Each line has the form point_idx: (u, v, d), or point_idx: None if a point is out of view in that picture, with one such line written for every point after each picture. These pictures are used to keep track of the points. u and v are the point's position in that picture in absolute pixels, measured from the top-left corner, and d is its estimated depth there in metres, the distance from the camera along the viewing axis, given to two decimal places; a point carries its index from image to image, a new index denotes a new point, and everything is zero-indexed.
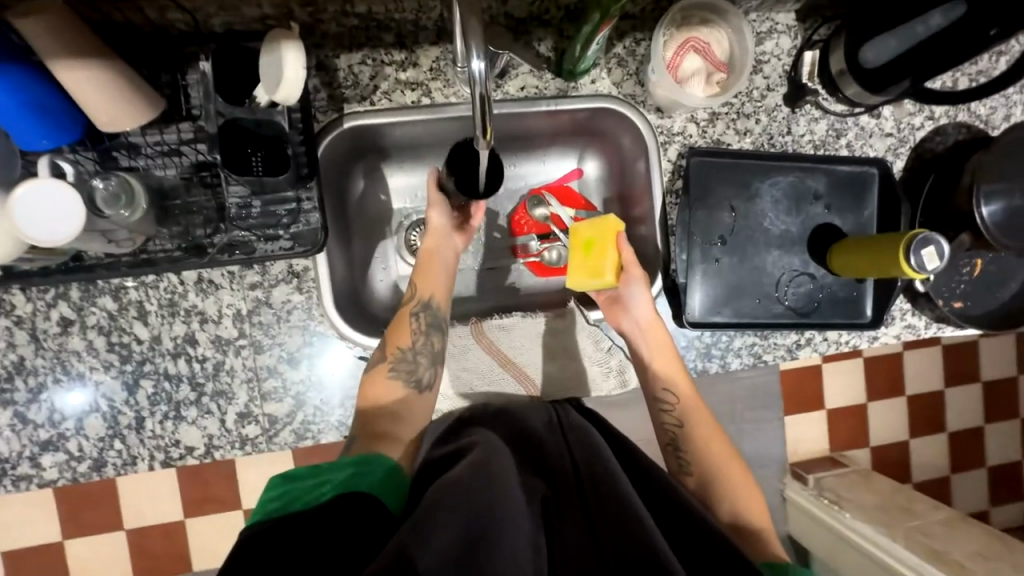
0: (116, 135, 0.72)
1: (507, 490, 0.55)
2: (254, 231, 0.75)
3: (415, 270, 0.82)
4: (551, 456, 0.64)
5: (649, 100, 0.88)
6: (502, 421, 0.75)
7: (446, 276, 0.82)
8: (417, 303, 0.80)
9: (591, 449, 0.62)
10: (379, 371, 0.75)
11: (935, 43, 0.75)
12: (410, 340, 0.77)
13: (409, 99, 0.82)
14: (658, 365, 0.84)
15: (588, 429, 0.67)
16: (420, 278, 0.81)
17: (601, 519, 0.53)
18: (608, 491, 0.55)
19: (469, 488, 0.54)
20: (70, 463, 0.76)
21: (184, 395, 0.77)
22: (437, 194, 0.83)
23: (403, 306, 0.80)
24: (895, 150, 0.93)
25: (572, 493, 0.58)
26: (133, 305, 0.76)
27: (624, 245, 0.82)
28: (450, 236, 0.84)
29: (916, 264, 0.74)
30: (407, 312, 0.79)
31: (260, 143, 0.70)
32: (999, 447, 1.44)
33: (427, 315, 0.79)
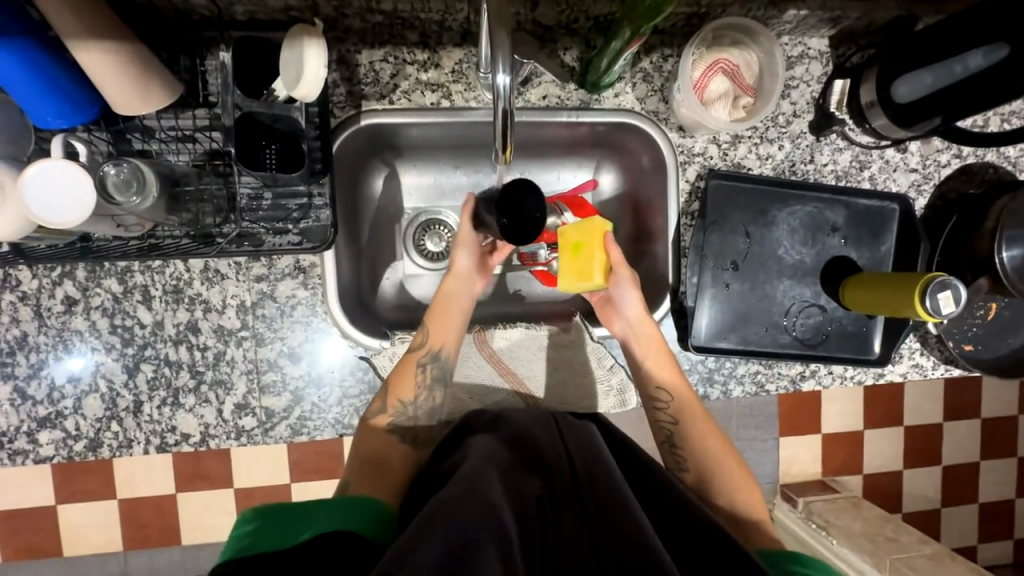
0: (131, 117, 0.71)
1: (501, 497, 0.56)
2: (263, 224, 0.74)
3: (429, 311, 0.81)
4: (547, 454, 0.63)
5: (672, 118, 0.86)
6: (499, 413, 0.74)
7: (459, 323, 0.80)
8: (425, 351, 0.78)
9: (591, 450, 0.61)
10: (382, 416, 0.75)
11: (973, 83, 0.72)
12: (412, 393, 0.77)
13: (429, 100, 0.81)
14: (653, 365, 0.83)
15: (588, 427, 0.65)
16: (432, 319, 0.79)
17: (598, 522, 0.54)
18: (606, 493, 0.56)
19: (464, 495, 0.54)
20: (67, 441, 0.76)
21: (183, 382, 0.77)
22: (464, 235, 0.82)
23: (410, 352, 0.78)
24: (919, 186, 0.91)
25: (568, 493, 0.58)
26: (139, 289, 0.76)
27: (613, 247, 0.80)
28: (470, 280, 0.82)
29: (931, 308, 0.73)
30: (413, 358, 0.78)
31: (275, 136, 0.69)
32: (994, 488, 1.42)
33: (434, 367, 0.79)
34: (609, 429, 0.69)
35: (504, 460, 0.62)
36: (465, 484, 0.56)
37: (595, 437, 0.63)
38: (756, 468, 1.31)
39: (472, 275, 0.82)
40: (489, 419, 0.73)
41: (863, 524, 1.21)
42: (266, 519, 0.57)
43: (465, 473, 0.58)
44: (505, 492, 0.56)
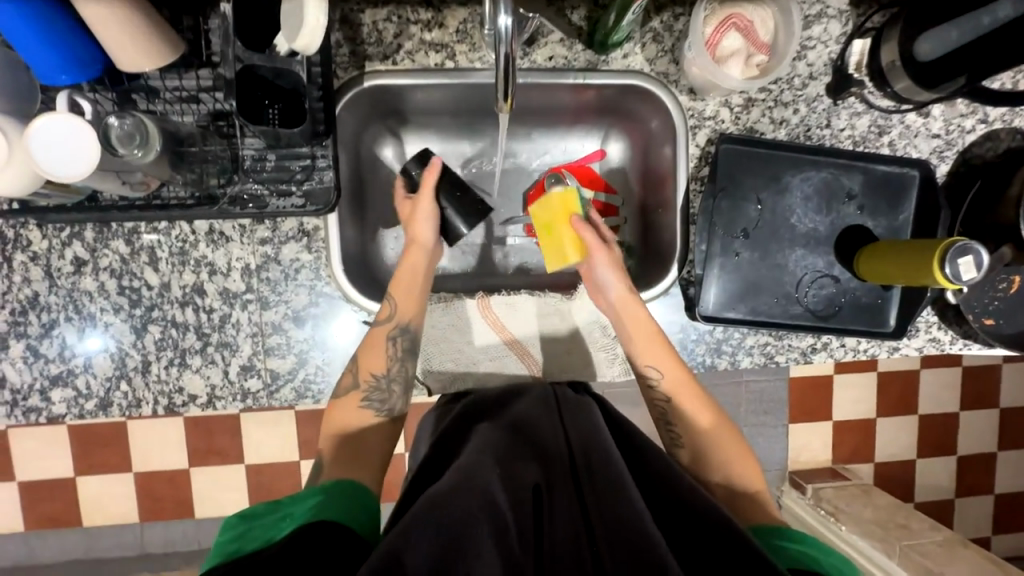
0: (136, 76, 0.71)
1: (498, 483, 0.53)
2: (267, 185, 0.74)
3: (394, 280, 0.78)
4: (548, 443, 0.61)
5: (683, 80, 0.84)
6: (502, 404, 0.73)
7: (421, 293, 0.79)
8: (394, 325, 0.76)
9: (594, 439, 0.59)
10: (354, 397, 0.73)
11: (994, 39, 0.70)
12: (385, 366, 0.75)
13: (433, 61, 0.79)
14: (646, 345, 0.79)
15: (594, 420, 0.63)
16: (397, 291, 0.77)
17: (596, 511, 0.51)
18: (603, 475, 0.53)
19: (459, 482, 0.52)
20: (78, 399, 0.77)
21: (190, 343, 0.78)
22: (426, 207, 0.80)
23: (377, 325, 0.76)
24: (941, 153, 0.88)
25: (568, 478, 0.55)
26: (145, 251, 0.76)
27: (582, 227, 0.79)
28: (436, 249, 0.81)
29: (950, 274, 0.69)
30: (381, 333, 0.76)
31: (278, 94, 0.69)
32: (1012, 474, 1.39)
33: (405, 339, 0.77)
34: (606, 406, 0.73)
35: (507, 445, 0.60)
36: (461, 474, 0.53)
37: (598, 427, 0.62)
38: (764, 452, 1.29)
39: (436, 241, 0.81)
40: (492, 409, 0.71)
41: (875, 512, 1.18)
42: (251, 524, 0.57)
43: (464, 459, 0.57)
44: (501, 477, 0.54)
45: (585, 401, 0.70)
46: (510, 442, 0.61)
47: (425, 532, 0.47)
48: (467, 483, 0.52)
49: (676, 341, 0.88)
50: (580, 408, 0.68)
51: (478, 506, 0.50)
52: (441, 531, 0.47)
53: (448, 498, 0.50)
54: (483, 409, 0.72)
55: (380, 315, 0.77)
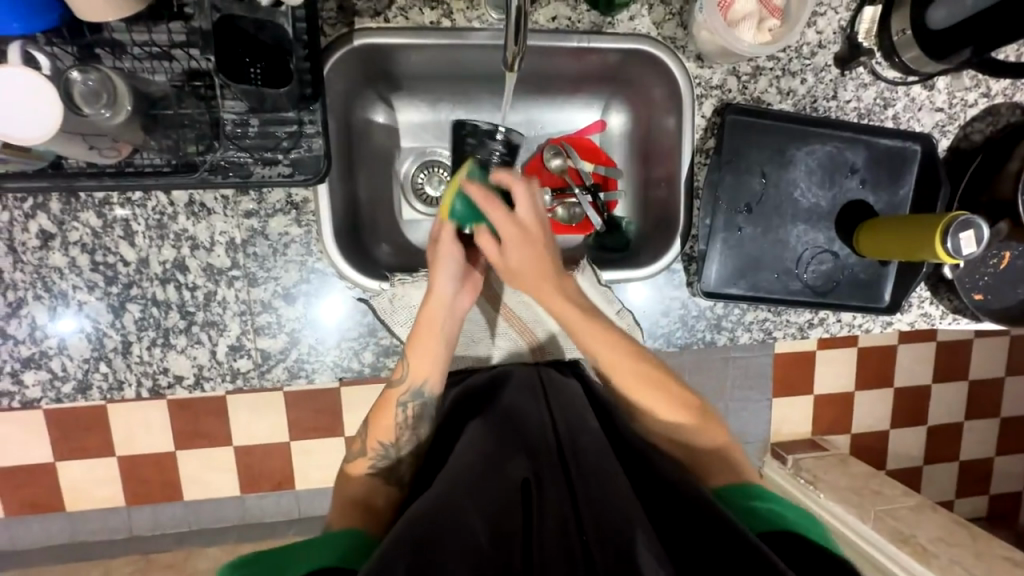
0: (99, 29, 0.64)
1: (485, 488, 0.51)
2: (251, 153, 0.69)
3: (410, 341, 0.74)
4: (532, 428, 0.60)
5: (690, 46, 0.81)
6: (489, 392, 0.71)
7: (445, 348, 0.74)
8: (406, 387, 0.73)
9: (578, 426, 0.59)
10: (360, 462, 0.71)
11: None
12: (393, 435, 0.71)
13: (428, 20, 0.74)
14: (590, 335, 0.73)
15: (578, 410, 0.63)
16: (414, 351, 0.73)
17: (584, 498, 0.49)
18: (590, 456, 0.53)
19: (449, 488, 0.50)
20: (54, 383, 0.73)
21: (174, 322, 0.74)
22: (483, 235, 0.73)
23: (390, 389, 0.73)
24: (943, 127, 0.87)
25: (556, 470, 0.53)
26: (119, 224, 0.71)
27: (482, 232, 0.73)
28: (457, 298, 0.76)
29: (951, 248, 0.70)
30: (393, 397, 0.73)
31: (260, 52, 0.63)
32: (980, 442, 1.46)
33: (416, 404, 0.72)
34: (592, 387, 0.75)
35: (494, 440, 0.58)
36: (450, 481, 0.51)
37: (585, 416, 0.61)
38: (751, 426, 1.31)
39: (458, 294, 0.76)
40: (479, 403, 0.69)
41: (850, 479, 1.21)
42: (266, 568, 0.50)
43: (451, 462, 0.55)
44: (488, 479, 0.52)
45: (568, 387, 0.70)
46: (497, 435, 0.59)
47: (412, 536, 0.45)
48: (457, 486, 0.51)
49: (677, 317, 0.87)
50: (566, 394, 0.68)
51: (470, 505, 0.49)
52: (429, 530, 0.45)
53: (438, 505, 0.48)
54: (473, 404, 0.70)
55: (396, 376, 0.74)
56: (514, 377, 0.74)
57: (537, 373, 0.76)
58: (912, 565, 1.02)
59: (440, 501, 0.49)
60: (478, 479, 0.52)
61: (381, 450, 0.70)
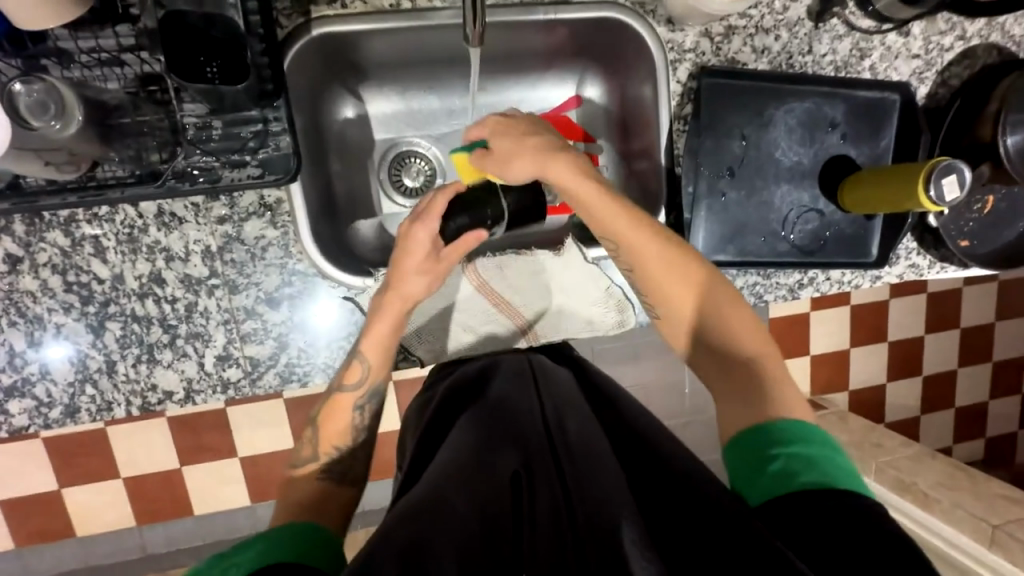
0: (43, 37, 0.61)
1: (473, 482, 0.50)
2: (217, 156, 0.66)
3: (365, 338, 0.69)
4: (522, 415, 0.59)
5: (660, 9, 0.79)
6: (478, 383, 0.70)
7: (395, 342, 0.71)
8: (361, 390, 0.70)
9: (566, 411, 0.58)
10: (309, 471, 0.68)
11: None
12: (347, 438, 0.70)
13: (387, 2, 0.71)
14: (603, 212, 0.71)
15: (569, 395, 0.62)
16: (372, 353, 0.69)
17: (574, 485, 0.48)
18: (580, 441, 0.52)
19: (437, 484, 0.49)
20: (41, 409, 0.71)
21: (157, 337, 0.72)
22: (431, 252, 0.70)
23: (341, 393, 0.70)
24: (921, 74, 0.86)
25: (546, 458, 0.53)
26: (89, 241, 0.69)
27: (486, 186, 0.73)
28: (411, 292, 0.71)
29: (935, 196, 0.70)
30: (346, 400, 0.70)
31: (214, 49, 0.60)
32: (975, 386, 1.48)
33: (370, 404, 0.71)
34: (583, 367, 0.74)
35: (484, 432, 0.57)
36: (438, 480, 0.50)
37: (575, 401, 0.60)
38: None
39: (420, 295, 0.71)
40: (469, 394, 0.68)
41: (851, 435, 1.23)
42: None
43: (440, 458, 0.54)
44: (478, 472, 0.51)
45: (558, 372, 0.69)
46: (487, 427, 0.58)
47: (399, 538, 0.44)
48: (444, 484, 0.49)
49: None
50: (556, 379, 0.67)
51: (459, 501, 0.48)
52: (416, 531, 0.44)
53: (425, 504, 0.47)
54: (462, 396, 0.68)
55: (348, 380, 0.69)
56: (503, 364, 0.73)
57: (527, 357, 0.74)
58: (914, 512, 1.06)
59: (427, 500, 0.47)
60: (468, 473, 0.51)
61: (337, 455, 0.69)
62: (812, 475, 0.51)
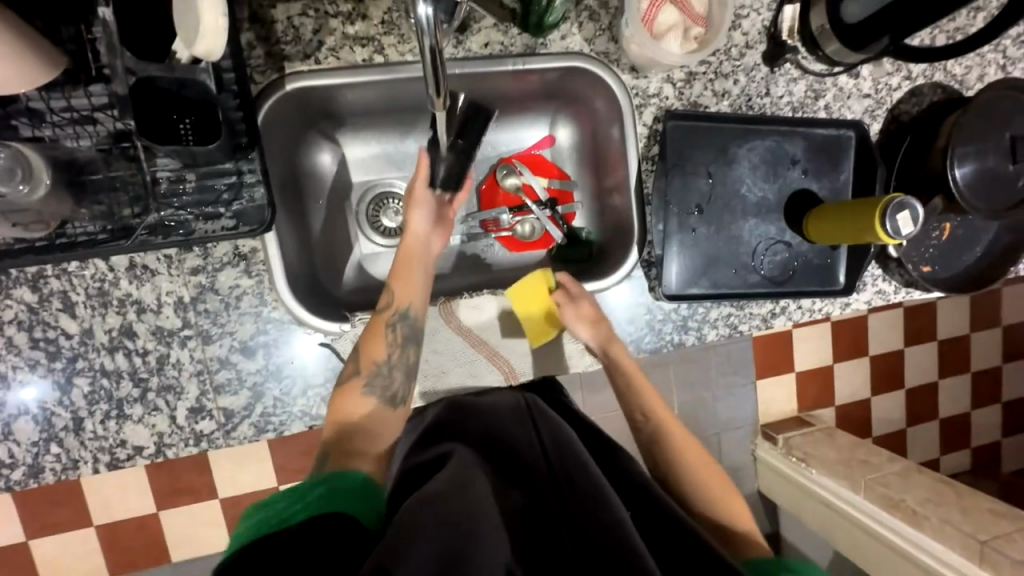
0: (13, 99, 0.61)
1: (486, 497, 0.51)
2: (190, 209, 0.67)
3: (393, 271, 0.74)
4: (519, 445, 0.61)
5: (624, 58, 0.82)
6: (467, 411, 0.71)
7: (425, 277, 0.74)
8: (393, 311, 0.72)
9: (561, 433, 0.60)
10: (353, 385, 0.68)
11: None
12: (384, 352, 0.70)
13: (360, 57, 0.74)
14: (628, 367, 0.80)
15: (559, 418, 0.64)
16: (396, 279, 0.73)
17: (578, 513, 0.50)
18: (576, 462, 0.55)
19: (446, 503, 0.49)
20: (2, 471, 0.69)
21: (127, 391, 0.71)
22: (420, 194, 0.76)
23: (378, 314, 0.72)
24: (873, 112, 0.91)
25: (547, 487, 0.54)
26: (57, 297, 0.68)
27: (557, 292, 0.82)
28: (430, 239, 0.76)
29: (891, 230, 0.73)
30: (381, 320, 0.72)
31: (187, 107, 0.62)
32: (953, 401, 1.51)
33: (405, 325, 0.72)
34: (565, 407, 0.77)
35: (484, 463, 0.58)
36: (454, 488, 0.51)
37: (564, 424, 0.61)
38: (737, 413, 1.33)
39: (432, 233, 0.76)
40: (460, 421, 0.68)
41: (839, 452, 1.23)
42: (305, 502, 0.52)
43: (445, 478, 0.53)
44: (486, 496, 0.51)
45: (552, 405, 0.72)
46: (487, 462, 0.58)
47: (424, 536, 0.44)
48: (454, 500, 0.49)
49: (644, 323, 0.88)
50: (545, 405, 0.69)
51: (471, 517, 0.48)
52: (440, 533, 0.45)
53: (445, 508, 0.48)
54: (452, 422, 0.68)
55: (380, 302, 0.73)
56: (491, 399, 0.73)
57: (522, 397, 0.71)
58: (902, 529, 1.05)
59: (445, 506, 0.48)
60: (476, 497, 0.51)
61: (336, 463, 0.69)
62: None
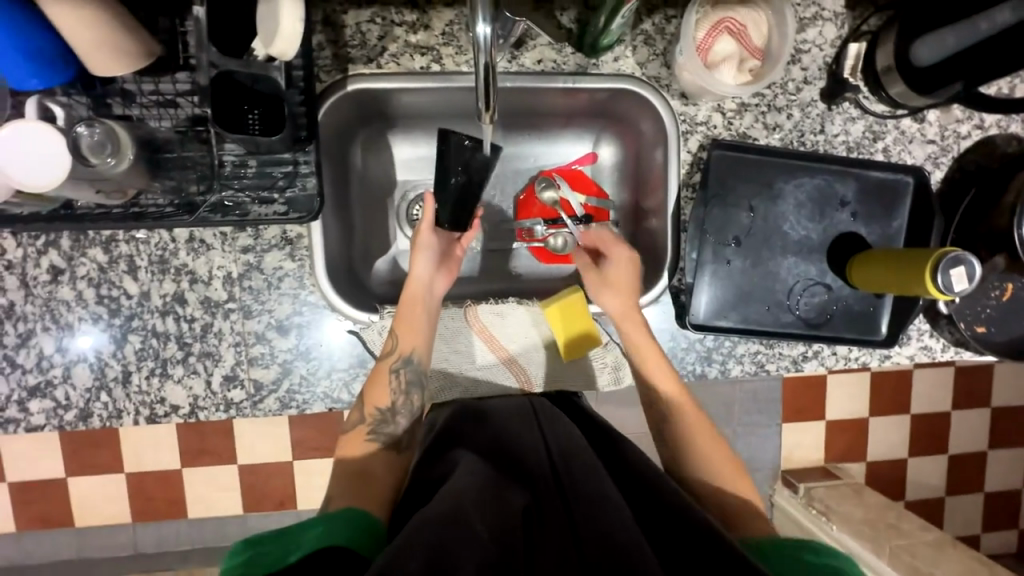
0: (110, 80, 0.69)
1: (492, 502, 0.51)
2: (248, 192, 0.72)
3: (396, 320, 0.76)
4: (527, 454, 0.61)
5: (674, 84, 0.82)
6: (481, 418, 0.72)
7: (428, 322, 0.76)
8: (397, 357, 0.74)
9: (570, 449, 0.60)
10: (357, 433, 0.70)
11: (995, 44, 0.68)
12: (388, 400, 0.72)
13: (418, 64, 0.78)
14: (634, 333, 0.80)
15: (571, 436, 0.64)
16: (399, 325, 0.75)
17: (581, 518, 0.50)
18: (583, 472, 0.55)
19: (450, 501, 0.50)
20: (58, 410, 0.76)
21: (172, 353, 0.77)
22: (425, 240, 0.77)
23: (381, 360, 0.74)
24: (936, 159, 0.87)
25: (553, 495, 0.54)
26: (124, 260, 0.75)
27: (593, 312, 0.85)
28: (434, 283, 0.78)
29: (942, 285, 0.69)
30: (385, 366, 0.73)
31: (257, 99, 0.67)
32: (1002, 475, 1.39)
33: (408, 371, 0.74)
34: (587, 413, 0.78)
35: (492, 468, 0.58)
36: (455, 498, 0.50)
37: (577, 439, 0.62)
38: (757, 454, 1.28)
39: (435, 277, 0.78)
40: (474, 426, 0.69)
41: (865, 511, 1.15)
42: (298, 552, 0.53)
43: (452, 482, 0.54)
44: (490, 498, 0.52)
45: (565, 419, 0.71)
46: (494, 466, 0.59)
47: (420, 549, 0.43)
48: (458, 500, 0.50)
49: (667, 350, 0.87)
50: (558, 420, 0.70)
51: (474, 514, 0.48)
52: (438, 535, 0.45)
53: (444, 518, 0.47)
54: (466, 427, 0.69)
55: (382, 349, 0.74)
56: (505, 409, 0.74)
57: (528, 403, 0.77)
58: None
59: (445, 518, 0.47)
60: (481, 497, 0.51)
61: (379, 416, 0.71)
62: (815, 549, 0.53)
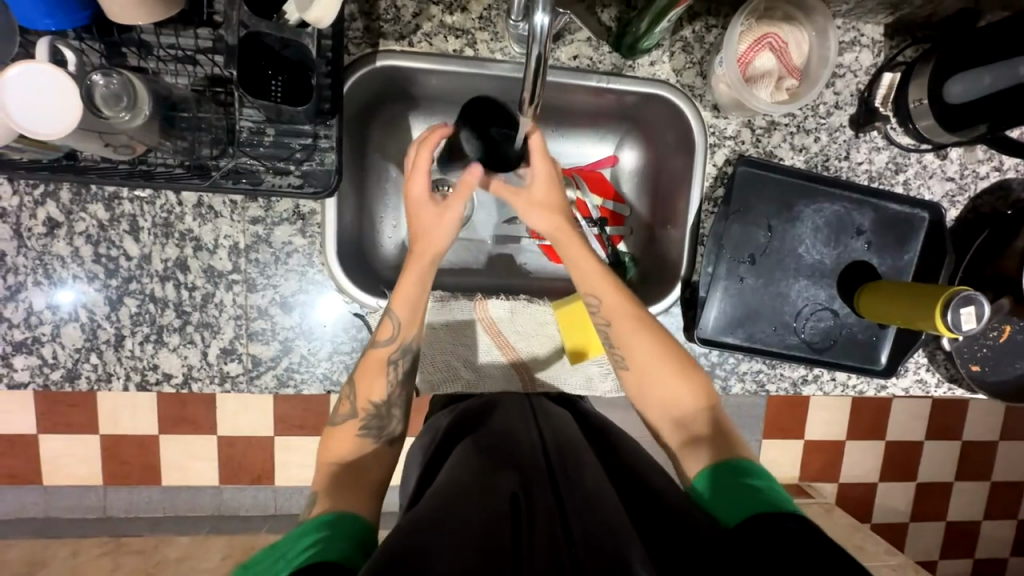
0: (129, 29, 0.65)
1: (481, 492, 0.49)
2: (263, 161, 0.69)
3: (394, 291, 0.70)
4: (524, 449, 0.61)
5: (708, 95, 0.82)
6: (480, 415, 0.71)
7: (422, 283, 0.71)
8: (394, 346, 0.69)
9: (568, 450, 0.60)
10: (349, 427, 0.67)
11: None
12: (384, 393, 0.68)
13: (452, 47, 0.76)
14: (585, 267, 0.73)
15: (570, 439, 0.63)
16: (397, 304, 0.69)
17: (573, 513, 0.48)
18: (578, 472, 0.54)
19: (439, 499, 0.48)
20: (43, 368, 0.73)
21: (169, 320, 0.74)
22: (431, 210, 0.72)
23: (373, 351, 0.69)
24: (953, 197, 0.87)
25: (545, 487, 0.53)
26: (126, 219, 0.72)
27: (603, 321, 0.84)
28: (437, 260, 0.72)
29: (950, 322, 0.69)
30: (379, 356, 0.69)
31: (283, 66, 0.64)
32: (971, 508, 1.43)
33: (405, 361, 0.70)
34: (587, 416, 0.77)
35: (485, 458, 0.57)
36: (441, 495, 0.49)
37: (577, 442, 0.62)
38: None
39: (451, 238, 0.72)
40: (470, 423, 0.68)
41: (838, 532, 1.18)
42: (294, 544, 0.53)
43: (444, 480, 0.53)
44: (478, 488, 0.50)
45: (564, 420, 0.70)
46: (488, 455, 0.58)
47: (405, 547, 0.42)
48: (450, 498, 0.49)
49: None
50: (559, 422, 0.70)
51: (463, 508, 0.47)
52: (419, 532, 0.44)
53: (430, 516, 0.45)
54: (464, 425, 0.68)
55: (381, 335, 0.69)
56: (505, 407, 0.74)
57: (527, 401, 0.78)
58: None
59: (430, 520, 0.45)
60: (470, 488, 0.50)
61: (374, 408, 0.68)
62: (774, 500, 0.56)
